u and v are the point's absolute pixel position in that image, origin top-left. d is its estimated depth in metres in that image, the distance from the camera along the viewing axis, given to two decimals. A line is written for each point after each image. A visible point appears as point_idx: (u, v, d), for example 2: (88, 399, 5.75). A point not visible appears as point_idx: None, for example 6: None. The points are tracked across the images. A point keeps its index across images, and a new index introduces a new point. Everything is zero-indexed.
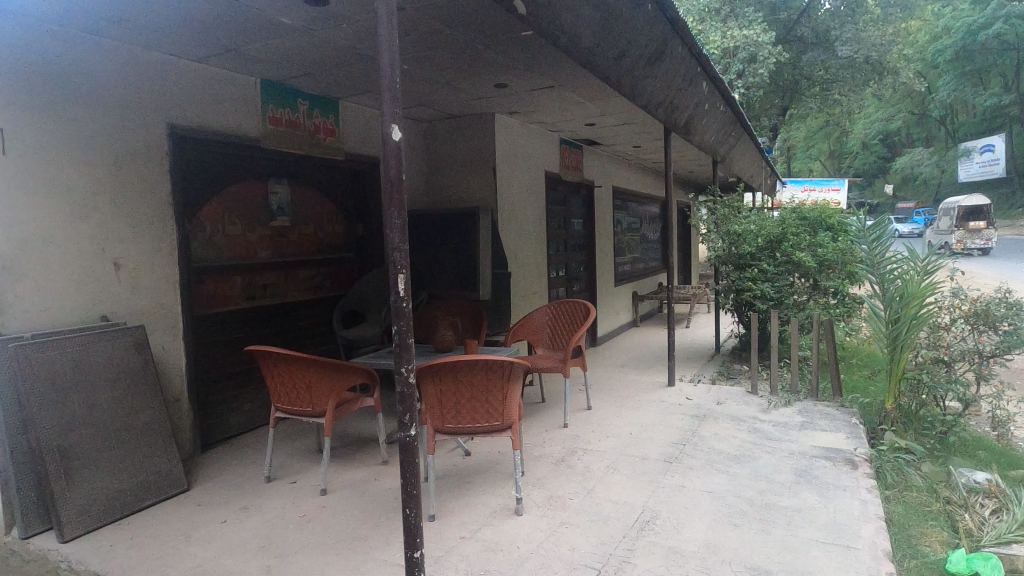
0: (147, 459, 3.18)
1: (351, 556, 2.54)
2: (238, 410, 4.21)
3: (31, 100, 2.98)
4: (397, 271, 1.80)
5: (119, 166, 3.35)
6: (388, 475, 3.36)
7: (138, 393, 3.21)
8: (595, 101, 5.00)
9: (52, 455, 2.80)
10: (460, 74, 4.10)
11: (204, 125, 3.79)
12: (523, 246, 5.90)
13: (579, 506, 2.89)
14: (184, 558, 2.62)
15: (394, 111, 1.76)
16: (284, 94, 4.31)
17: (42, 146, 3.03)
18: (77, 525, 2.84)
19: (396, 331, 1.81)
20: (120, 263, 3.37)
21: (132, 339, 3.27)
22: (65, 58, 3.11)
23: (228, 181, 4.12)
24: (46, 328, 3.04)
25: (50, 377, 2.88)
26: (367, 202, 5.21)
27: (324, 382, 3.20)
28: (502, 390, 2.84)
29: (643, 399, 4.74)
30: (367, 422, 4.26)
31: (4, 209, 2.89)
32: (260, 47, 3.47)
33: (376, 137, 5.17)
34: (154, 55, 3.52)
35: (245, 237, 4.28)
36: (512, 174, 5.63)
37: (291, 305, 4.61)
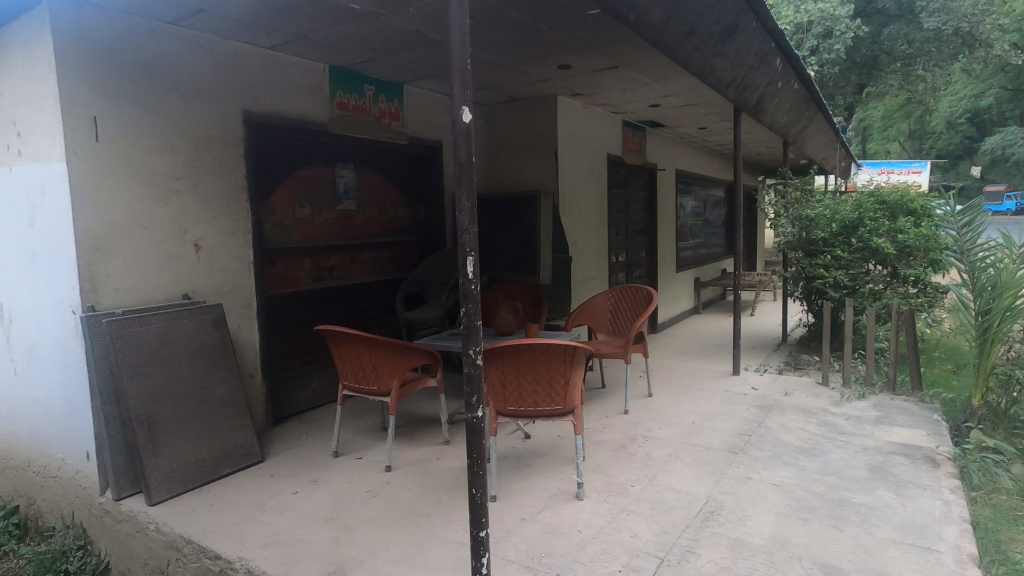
0: (224, 432, 3.35)
1: (414, 532, 2.60)
2: (306, 387, 4.36)
3: (121, 89, 3.15)
4: (465, 254, 1.80)
5: (198, 152, 3.51)
6: (450, 454, 3.42)
7: (216, 369, 3.38)
8: (661, 81, 4.86)
9: (141, 424, 3.00)
10: (523, 56, 4.06)
11: (275, 111, 3.92)
12: (583, 230, 5.84)
13: (640, 494, 2.86)
14: (258, 526, 2.75)
15: (464, 93, 1.75)
16: (351, 80, 4.40)
17: (131, 132, 3.20)
18: (164, 489, 3.03)
19: (465, 313, 1.82)
20: (200, 244, 3.54)
21: (210, 317, 3.43)
22: (149, 48, 3.27)
23: (298, 166, 4.24)
24: (134, 305, 3.23)
25: (138, 350, 3.07)
26: (429, 185, 5.26)
27: (389, 362, 3.27)
28: (565, 373, 2.82)
29: (706, 387, 4.63)
30: (428, 402, 4.34)
31: (100, 194, 3.08)
32: (330, 33, 3.54)
33: (439, 122, 5.21)
34: (230, 44, 3.65)
35: (313, 220, 4.41)
36: (574, 158, 5.56)
37: (355, 287, 4.73)
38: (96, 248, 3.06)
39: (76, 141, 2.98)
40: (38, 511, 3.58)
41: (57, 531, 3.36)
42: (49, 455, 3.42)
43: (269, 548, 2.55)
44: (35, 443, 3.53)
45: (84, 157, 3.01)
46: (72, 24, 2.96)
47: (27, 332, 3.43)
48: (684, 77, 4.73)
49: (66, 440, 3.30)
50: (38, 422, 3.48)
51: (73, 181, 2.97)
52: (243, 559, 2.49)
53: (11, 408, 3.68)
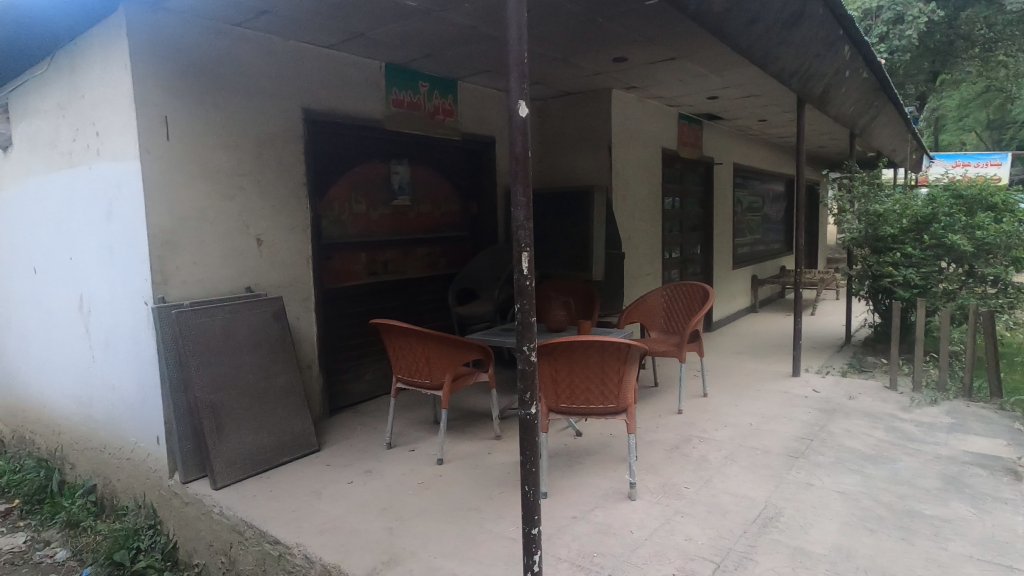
0: (283, 421, 3.45)
1: (466, 526, 2.62)
2: (361, 379, 4.45)
3: (190, 90, 3.29)
4: (520, 249, 1.79)
5: (261, 150, 3.63)
6: (501, 450, 3.43)
7: (276, 359, 3.50)
8: (720, 72, 4.71)
9: (207, 410, 3.14)
10: (577, 49, 4.01)
11: (334, 109, 4.00)
12: (637, 226, 5.75)
13: (695, 496, 2.79)
14: (315, 513, 2.83)
15: (521, 86, 1.73)
16: (406, 77, 4.45)
17: (199, 132, 3.34)
18: (227, 474, 3.15)
19: (519, 309, 1.81)
20: (262, 239, 3.66)
21: (271, 309, 3.54)
22: (216, 50, 3.39)
23: (354, 163, 4.34)
24: (201, 297, 3.37)
25: (204, 340, 3.20)
26: (481, 181, 5.28)
27: (442, 356, 3.30)
28: (619, 371, 2.78)
29: (764, 389, 4.48)
30: (479, 397, 4.36)
31: (169, 190, 3.22)
32: (387, 31, 3.58)
33: (492, 117, 5.22)
34: (292, 45, 3.75)
35: (369, 215, 4.49)
36: (628, 152, 5.47)
37: (409, 281, 4.80)
38: (166, 242, 3.20)
39: (149, 140, 3.13)
40: (112, 491, 3.78)
41: (130, 510, 3.55)
42: (123, 438, 3.62)
43: (326, 536, 2.61)
44: (111, 427, 3.74)
45: (156, 155, 3.16)
46: (146, 29, 3.11)
47: (104, 321, 3.63)
48: (744, 68, 4.58)
49: (138, 425, 3.48)
50: (114, 408, 3.68)
51: (145, 178, 3.12)
52: (300, 545, 2.56)
53: (91, 393, 3.91)
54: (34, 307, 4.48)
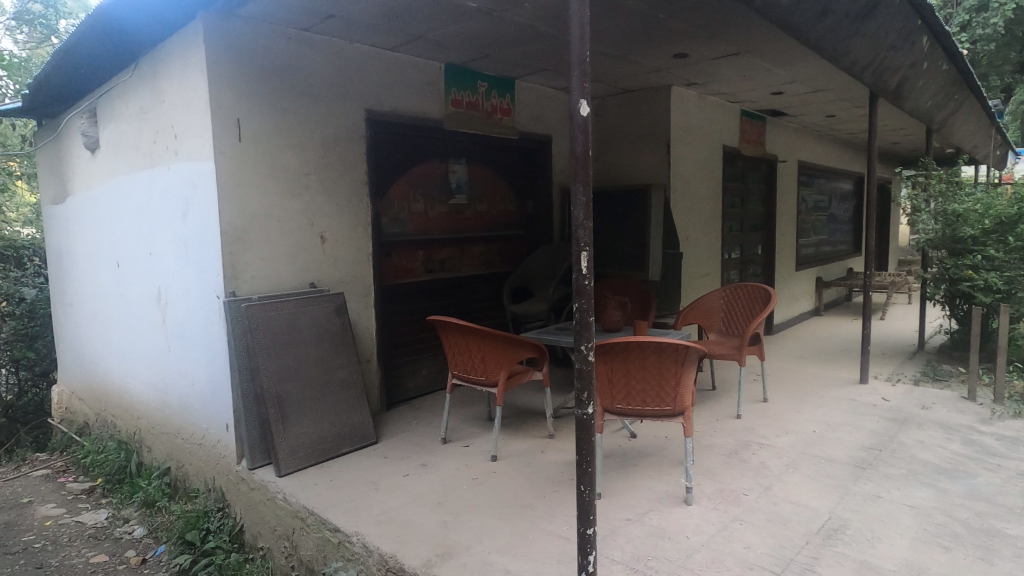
0: (343, 413, 3.57)
1: (519, 523, 2.63)
2: (417, 374, 4.54)
3: (260, 93, 3.43)
4: (580, 249, 1.79)
5: (326, 150, 3.75)
6: (554, 448, 3.42)
7: (337, 353, 3.62)
8: (786, 67, 4.56)
9: (272, 400, 3.28)
10: (637, 46, 3.96)
11: (394, 110, 4.09)
12: (695, 225, 5.62)
13: (754, 503, 2.71)
14: (373, 504, 2.90)
15: (582, 86, 1.73)
16: (465, 78, 4.51)
17: (268, 133, 3.48)
18: (290, 462, 3.28)
19: (578, 309, 1.81)
20: (325, 236, 3.78)
21: (332, 305, 3.67)
22: (286, 54, 3.53)
23: (413, 162, 4.42)
24: (268, 292, 3.52)
25: (270, 333, 3.35)
26: (537, 180, 5.28)
27: (497, 354, 3.33)
28: (677, 373, 2.72)
29: (828, 395, 4.31)
30: (532, 395, 4.37)
31: (241, 189, 3.37)
32: (447, 32, 3.63)
33: (549, 116, 5.21)
34: (356, 47, 3.85)
35: (426, 213, 4.57)
36: (687, 150, 5.36)
37: (465, 279, 4.86)
38: (237, 239, 3.36)
39: (222, 141, 3.29)
40: (185, 474, 3.99)
41: (201, 492, 3.75)
42: (195, 425, 3.82)
43: (383, 526, 2.68)
44: (184, 413, 3.95)
45: (229, 156, 3.31)
46: (221, 36, 3.27)
47: (179, 314, 3.84)
48: (813, 61, 4.41)
49: (209, 413, 3.66)
50: (187, 395, 3.89)
51: (219, 178, 3.28)
52: (359, 534, 2.64)
53: (166, 381, 4.14)
54: (117, 299, 4.78)
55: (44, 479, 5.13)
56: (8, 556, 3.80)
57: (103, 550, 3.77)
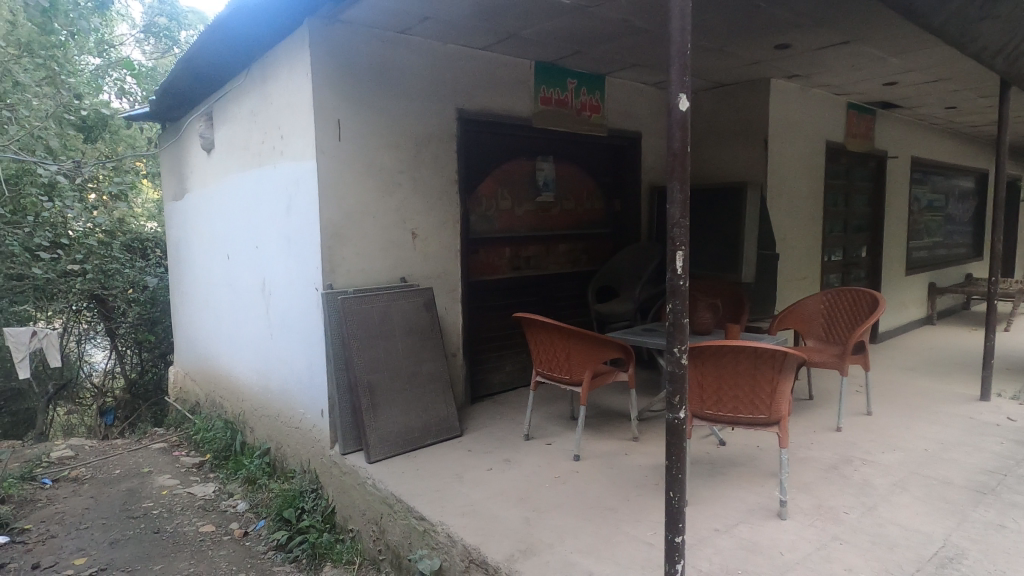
0: (430, 405, 3.66)
1: (602, 525, 2.60)
2: (501, 370, 4.58)
3: (359, 94, 3.58)
4: (675, 248, 1.74)
5: (418, 149, 3.85)
6: (639, 452, 3.35)
7: (425, 347, 3.73)
8: (902, 55, 4.22)
9: (364, 389, 3.43)
10: (735, 38, 3.81)
11: (485, 109, 4.15)
12: (794, 225, 5.33)
13: (857, 524, 2.53)
14: (457, 496, 2.96)
15: (682, 80, 1.68)
16: (556, 75, 4.50)
17: (366, 133, 3.62)
18: (380, 450, 3.41)
19: (672, 310, 1.76)
20: (417, 232, 3.88)
21: (422, 299, 3.77)
22: (384, 56, 3.65)
23: (501, 160, 4.47)
24: (362, 285, 3.66)
25: (364, 325, 3.50)
26: (626, 177, 5.19)
27: (582, 353, 3.30)
28: (772, 380, 2.58)
29: (943, 412, 3.96)
30: (617, 396, 4.31)
31: (340, 186, 3.54)
32: (539, 30, 3.64)
33: (638, 112, 5.10)
34: (450, 48, 3.93)
35: (514, 211, 4.61)
36: (786, 146, 5.09)
37: (550, 277, 4.85)
38: (335, 234, 3.53)
39: (324, 141, 3.46)
40: (283, 455, 4.24)
41: (297, 473, 3.98)
42: (293, 409, 4.05)
43: (467, 518, 2.73)
44: (284, 397, 4.19)
45: (330, 155, 3.49)
46: (325, 41, 3.44)
47: (282, 304, 4.08)
48: (933, 48, 4.06)
49: (306, 398, 3.87)
50: (286, 381, 4.12)
51: (320, 176, 3.46)
52: (443, 523, 2.71)
53: (268, 367, 4.41)
54: (226, 289, 5.14)
55: (162, 452, 5.62)
56: (131, 519, 4.19)
57: (210, 521, 4.07)
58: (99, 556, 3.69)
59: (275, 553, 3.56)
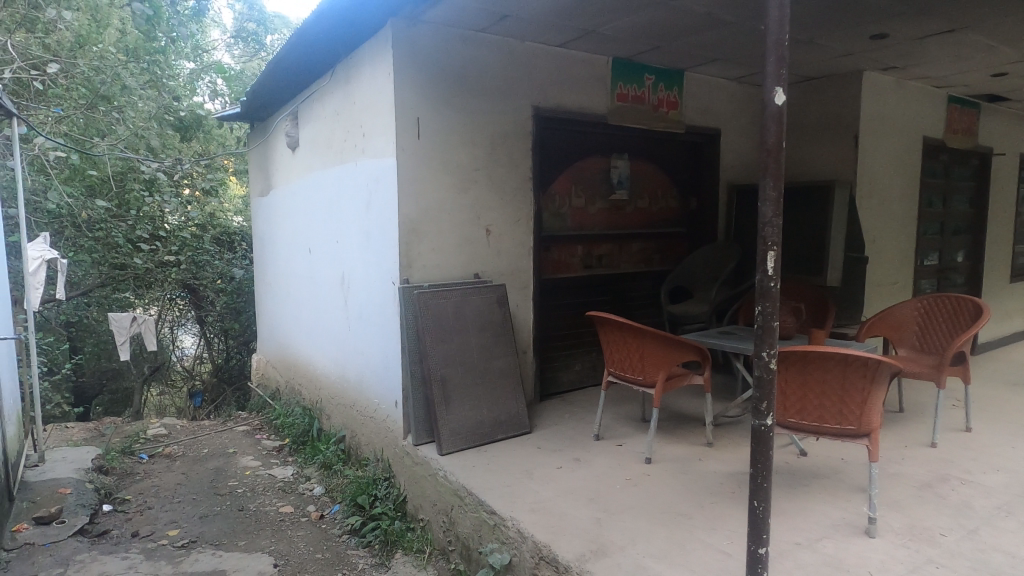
0: (501, 400, 3.69)
1: (676, 530, 2.54)
2: (570, 369, 4.55)
3: (438, 93, 3.64)
4: (767, 248, 1.68)
5: (494, 146, 3.88)
6: (713, 458, 3.25)
7: (497, 343, 3.76)
8: (1015, 43, 3.89)
9: (437, 382, 3.50)
10: (826, 29, 3.62)
11: (561, 106, 4.13)
12: (885, 227, 5.02)
13: (955, 547, 2.36)
14: (528, 492, 2.97)
15: (779, 72, 1.62)
16: (633, 71, 4.42)
17: (445, 131, 3.69)
18: (452, 442, 3.46)
19: (761, 312, 1.70)
20: (491, 229, 3.91)
21: (495, 296, 3.80)
22: (463, 55, 3.70)
23: (576, 157, 4.44)
24: (437, 280, 3.74)
25: (437, 319, 3.57)
26: (703, 175, 5.04)
27: (656, 354, 3.23)
28: (863, 390, 2.44)
29: None
30: (690, 400, 4.20)
31: (418, 183, 3.62)
32: (618, 25, 3.59)
33: (718, 108, 4.94)
34: (528, 46, 3.93)
35: (587, 209, 4.57)
36: (879, 142, 4.80)
37: (622, 276, 4.78)
38: (412, 230, 3.62)
39: (404, 139, 3.55)
40: (357, 443, 4.38)
41: (371, 462, 4.11)
42: (368, 398, 4.18)
43: (537, 515, 2.73)
44: (359, 387, 4.33)
45: (409, 153, 3.57)
46: (407, 41, 3.53)
47: (359, 297, 4.22)
48: None
49: (381, 389, 3.98)
50: (362, 371, 4.26)
51: (400, 173, 3.55)
52: (514, 519, 2.72)
53: (346, 358, 4.57)
54: (307, 282, 5.37)
55: (245, 434, 5.93)
56: (218, 496, 4.45)
57: (290, 502, 4.27)
58: (190, 529, 3.94)
59: (350, 537, 3.70)
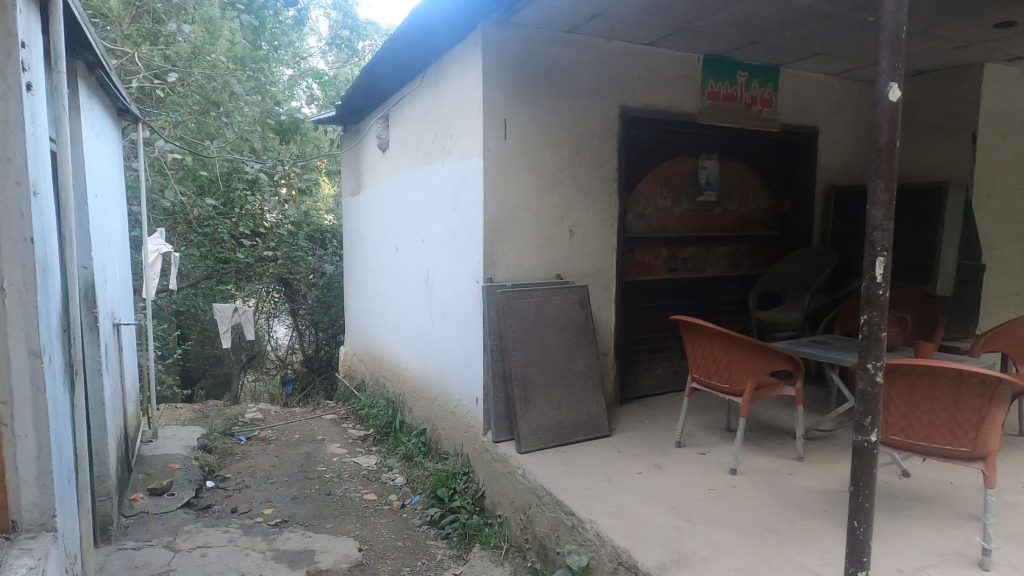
0: (581, 402, 3.68)
1: (762, 545, 2.43)
2: (651, 373, 4.47)
3: (526, 94, 3.68)
4: (875, 254, 1.60)
5: (579, 147, 3.87)
6: (804, 473, 3.10)
7: (577, 344, 3.75)
8: None
9: (518, 380, 3.53)
10: (943, 18, 3.36)
11: (649, 105, 4.06)
12: (1005, 232, 4.59)
13: None
14: (607, 496, 2.94)
15: (894, 66, 1.55)
16: (725, 68, 4.28)
17: (531, 132, 3.72)
18: (531, 441, 3.49)
19: (867, 321, 1.63)
20: (574, 230, 3.90)
21: (576, 297, 3.79)
22: (550, 55, 3.71)
23: (663, 158, 4.35)
24: (520, 280, 3.77)
25: (520, 318, 3.60)
26: (798, 176, 4.80)
27: (745, 362, 3.10)
28: (979, 411, 2.22)
29: None
30: (779, 412, 4.01)
31: (503, 183, 3.67)
32: (711, 21, 3.49)
33: (816, 105, 4.69)
34: (616, 45, 3.89)
35: (673, 210, 4.46)
36: (1000, 139, 4.41)
37: (708, 280, 4.64)
38: (497, 229, 3.67)
39: (492, 140, 3.61)
40: (438, 437, 4.50)
41: (451, 456, 4.22)
42: (450, 393, 4.28)
43: (616, 519, 2.70)
44: (441, 383, 4.44)
45: (495, 154, 3.63)
46: (497, 43, 3.58)
47: (444, 294, 4.33)
48: None
49: (462, 385, 4.07)
50: (444, 367, 4.37)
51: (486, 174, 3.62)
52: (593, 521, 2.71)
53: (428, 353, 4.70)
54: (393, 278, 5.57)
55: (332, 422, 6.23)
56: (308, 480, 4.71)
57: (373, 489, 4.45)
58: (283, 509, 4.19)
59: (429, 528, 3.81)
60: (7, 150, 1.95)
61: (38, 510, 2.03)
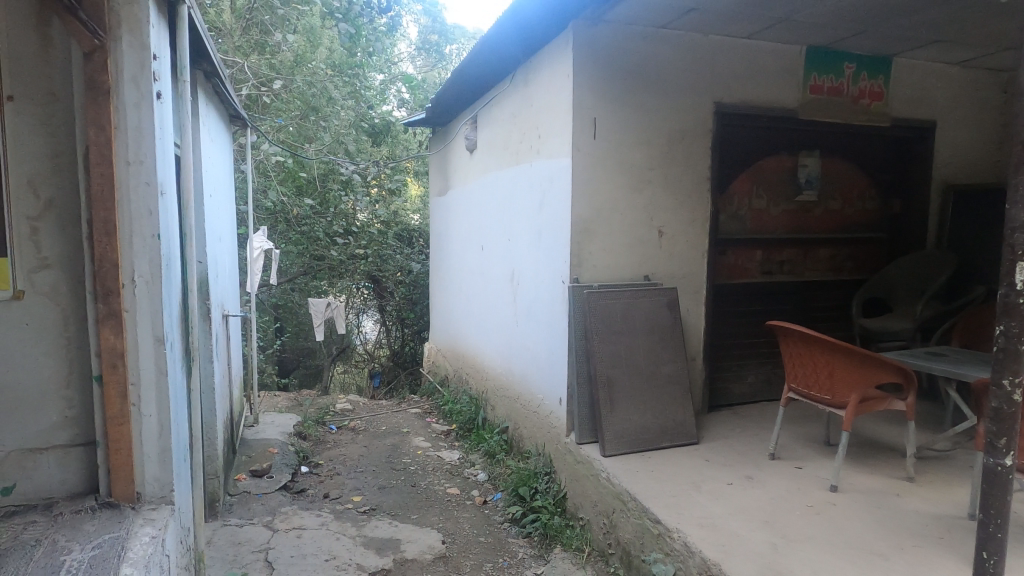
0: (668, 407, 3.58)
1: (867, 569, 2.27)
2: (741, 381, 4.28)
3: (616, 92, 3.62)
4: (1015, 257, 1.51)
5: (671, 145, 3.76)
6: (914, 495, 2.86)
7: (665, 348, 3.65)
8: None
9: (602, 383, 3.49)
10: None
11: (745, 101, 3.89)
12: None
13: None
14: (694, 505, 2.84)
15: None
16: (830, 59, 4.03)
17: (621, 131, 3.66)
18: (615, 445, 3.43)
19: (1003, 333, 1.54)
20: (663, 231, 3.80)
21: (665, 299, 3.68)
22: (643, 52, 3.63)
23: (759, 155, 4.16)
24: (607, 281, 3.72)
25: (606, 319, 3.55)
26: (912, 174, 4.44)
27: (850, 372, 2.91)
28: None
29: None
30: (885, 428, 3.73)
31: (592, 183, 3.63)
32: (816, 11, 3.30)
33: (934, 96, 4.33)
34: (712, 39, 3.76)
35: (770, 211, 4.25)
36: None
37: (807, 284, 4.39)
38: (584, 229, 3.64)
39: (581, 139, 3.58)
40: (520, 435, 4.52)
41: (533, 455, 4.22)
42: (533, 392, 4.29)
43: (705, 530, 2.61)
44: (524, 382, 4.46)
45: (584, 153, 3.60)
46: (588, 41, 3.55)
47: (528, 294, 4.35)
48: None
49: (545, 384, 4.07)
50: (528, 366, 4.39)
51: (574, 173, 3.59)
52: (680, 531, 2.63)
53: (512, 351, 4.74)
54: (478, 277, 5.66)
55: (417, 416, 6.40)
56: (394, 470, 4.86)
57: (456, 484, 4.53)
58: (371, 497, 4.35)
59: (510, 526, 3.84)
60: (139, 153, 2.13)
61: (159, 484, 2.21)
